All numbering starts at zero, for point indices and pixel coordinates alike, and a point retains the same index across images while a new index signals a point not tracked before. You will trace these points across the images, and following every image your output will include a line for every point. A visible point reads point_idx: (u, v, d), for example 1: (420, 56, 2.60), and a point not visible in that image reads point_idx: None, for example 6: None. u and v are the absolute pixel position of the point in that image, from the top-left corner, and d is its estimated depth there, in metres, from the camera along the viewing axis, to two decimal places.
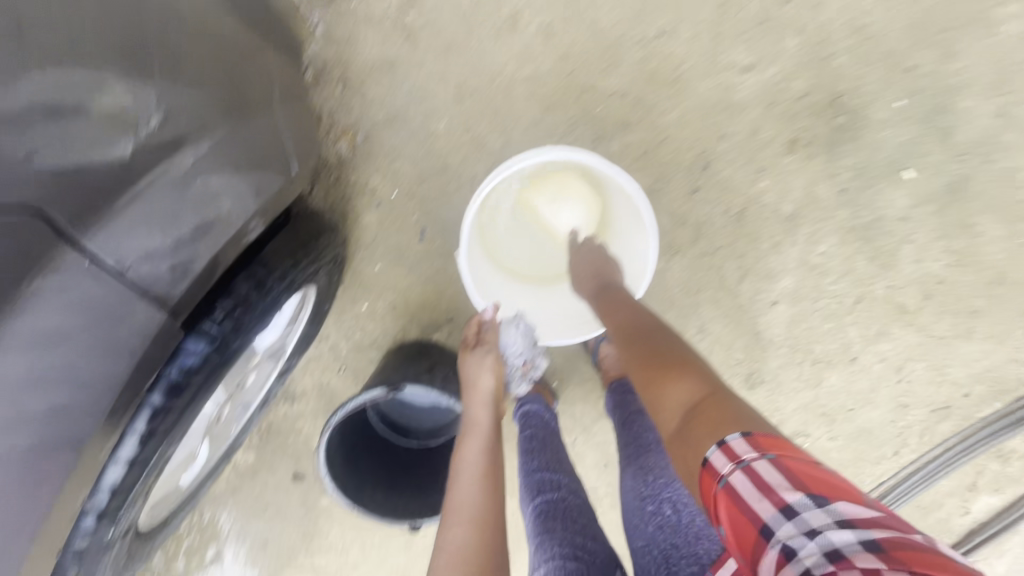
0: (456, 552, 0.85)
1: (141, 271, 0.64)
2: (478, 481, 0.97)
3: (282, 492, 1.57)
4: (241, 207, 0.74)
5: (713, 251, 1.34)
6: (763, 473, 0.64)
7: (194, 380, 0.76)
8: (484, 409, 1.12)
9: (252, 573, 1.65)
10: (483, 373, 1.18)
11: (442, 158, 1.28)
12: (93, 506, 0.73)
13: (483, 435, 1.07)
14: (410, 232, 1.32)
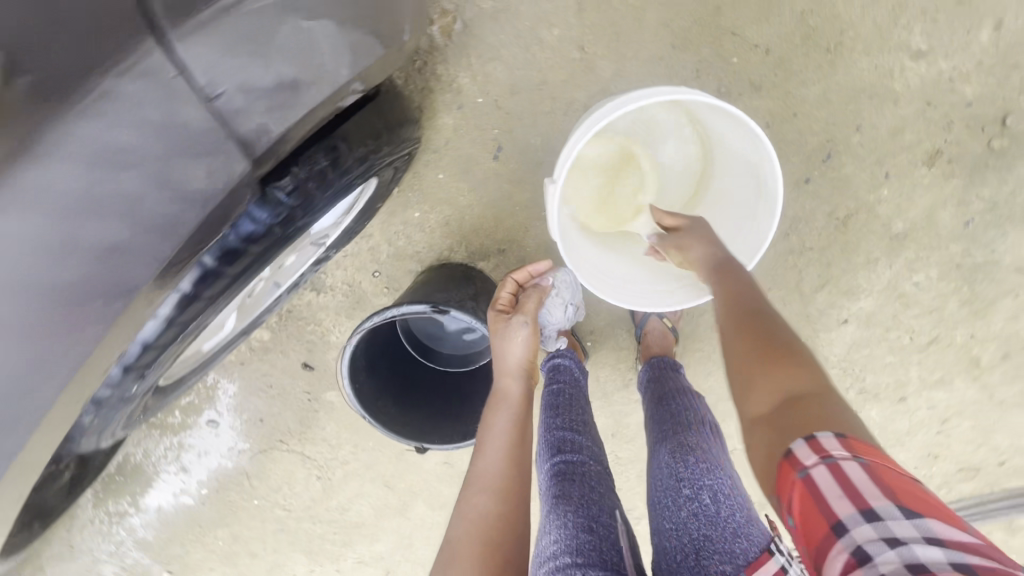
0: (474, 524, 0.85)
1: (232, 103, 0.53)
2: (505, 451, 0.95)
3: (288, 376, 1.55)
4: (347, 60, 0.63)
5: (801, 251, 1.22)
6: (852, 479, 0.52)
7: (251, 248, 0.67)
8: (514, 380, 1.07)
9: (244, 442, 1.68)
10: (515, 345, 1.08)
11: (542, 73, 1.13)
12: (122, 359, 0.65)
13: (512, 406, 1.03)
14: (485, 146, 1.19)
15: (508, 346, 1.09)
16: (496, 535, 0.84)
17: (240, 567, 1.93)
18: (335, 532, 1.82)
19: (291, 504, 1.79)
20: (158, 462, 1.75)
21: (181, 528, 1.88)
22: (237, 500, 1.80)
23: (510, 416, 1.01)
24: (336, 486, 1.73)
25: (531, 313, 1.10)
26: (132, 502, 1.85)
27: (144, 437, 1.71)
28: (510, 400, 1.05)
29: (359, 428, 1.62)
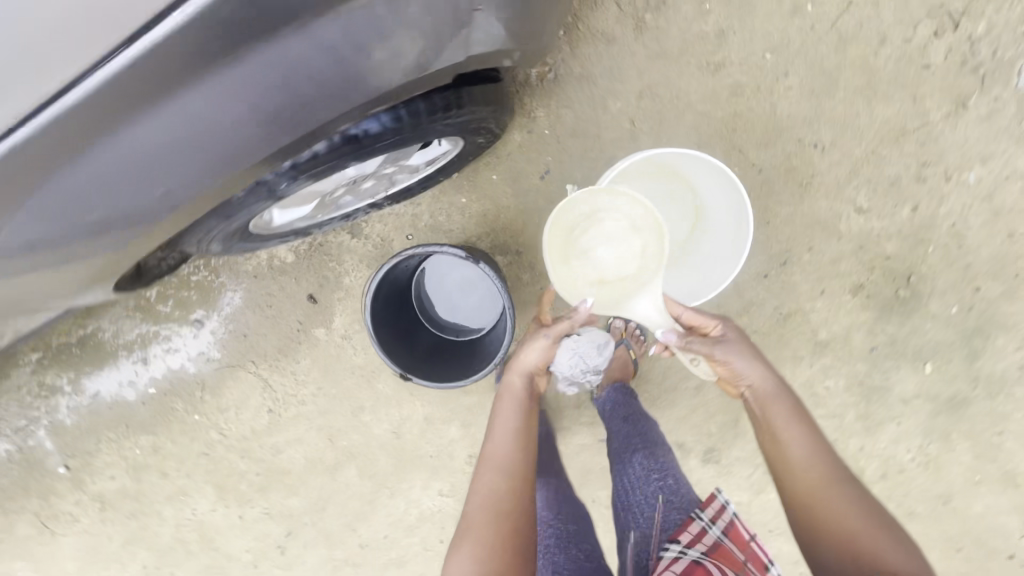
0: (485, 499, 1.14)
1: (480, 17, 0.87)
2: (512, 433, 1.23)
3: (289, 302, 1.68)
4: (530, 31, 1.00)
5: (748, 330, 1.52)
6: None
7: (400, 127, 0.98)
8: (519, 377, 1.32)
9: (216, 352, 1.75)
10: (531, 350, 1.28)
11: (599, 129, 1.45)
12: (296, 158, 0.92)
13: (516, 399, 1.29)
14: (536, 167, 1.49)
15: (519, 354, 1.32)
16: (503, 507, 1.12)
17: (145, 482, 1.89)
18: (258, 473, 1.84)
19: (228, 431, 1.81)
20: (122, 347, 1.78)
21: (107, 423, 1.86)
22: (178, 410, 1.81)
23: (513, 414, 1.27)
24: (282, 424, 1.79)
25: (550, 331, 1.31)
26: (73, 380, 1.84)
27: (122, 318, 1.76)
28: (515, 392, 1.31)
29: (329, 374, 1.73)
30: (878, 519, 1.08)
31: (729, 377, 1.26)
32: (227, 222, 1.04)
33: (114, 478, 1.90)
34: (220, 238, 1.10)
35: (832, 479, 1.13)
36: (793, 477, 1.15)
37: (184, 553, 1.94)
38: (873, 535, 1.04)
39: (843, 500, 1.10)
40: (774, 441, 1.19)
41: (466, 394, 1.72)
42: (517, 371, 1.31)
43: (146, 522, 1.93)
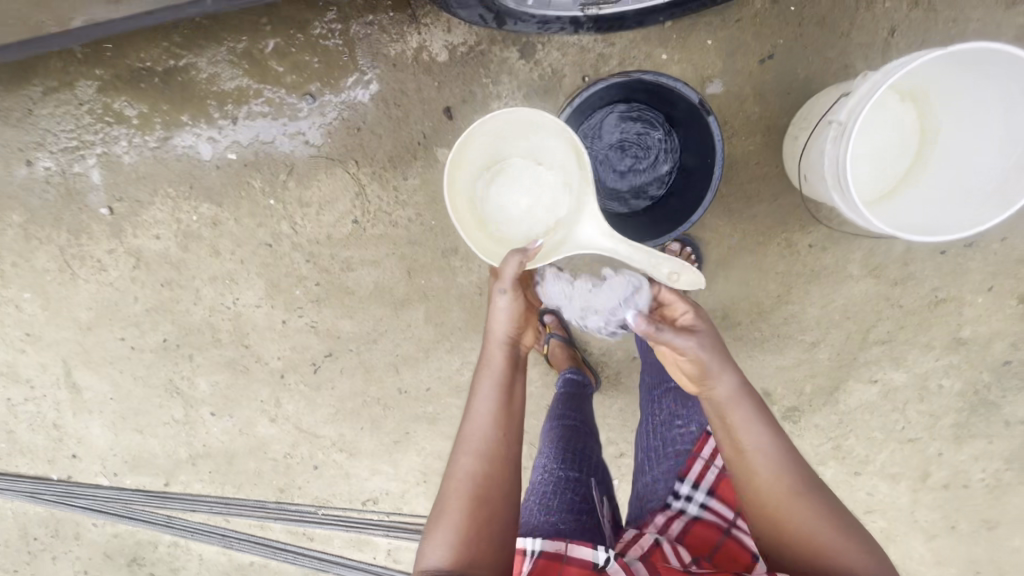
0: (462, 482, 1.05)
1: None
2: (492, 416, 1.09)
3: (421, 108, 1.47)
4: None
5: (894, 302, 1.43)
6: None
7: None
8: (497, 349, 1.14)
9: (318, 136, 1.54)
10: (496, 321, 1.13)
11: (851, 27, 1.25)
12: None
13: (496, 372, 1.12)
14: (761, 47, 1.28)
15: (491, 324, 1.14)
16: (482, 493, 1.04)
17: (192, 253, 1.72)
18: (318, 284, 1.69)
19: (301, 229, 1.64)
20: (212, 95, 1.54)
21: (169, 177, 1.65)
22: (253, 188, 1.62)
23: (496, 386, 1.11)
24: (361, 241, 1.62)
25: (509, 283, 1.09)
26: (143, 114, 1.60)
27: (221, 60, 1.51)
28: (490, 367, 1.13)
29: (435, 203, 1.56)
30: (831, 504, 0.98)
31: (696, 369, 1.01)
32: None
33: (159, 238, 1.72)
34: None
35: (790, 482, 0.98)
36: (753, 487, 0.99)
37: (209, 341, 1.81)
38: (826, 531, 0.95)
39: (800, 502, 0.97)
40: (746, 453, 1.00)
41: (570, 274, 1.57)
42: (494, 338, 1.14)
43: (180, 296, 1.78)
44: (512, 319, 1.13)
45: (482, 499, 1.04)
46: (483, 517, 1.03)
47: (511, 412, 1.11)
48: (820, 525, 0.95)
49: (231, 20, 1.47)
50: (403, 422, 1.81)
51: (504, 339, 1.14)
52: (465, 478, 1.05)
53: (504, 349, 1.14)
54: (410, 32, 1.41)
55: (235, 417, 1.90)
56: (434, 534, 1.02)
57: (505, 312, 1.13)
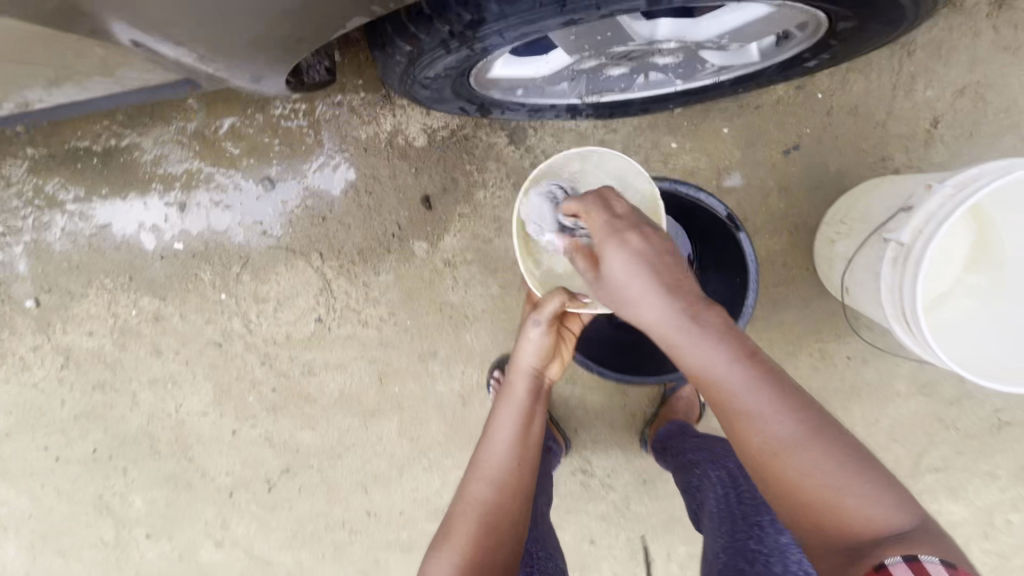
0: (472, 514, 0.78)
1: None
2: (513, 451, 0.84)
3: (396, 197, 1.29)
4: None
5: (949, 424, 1.21)
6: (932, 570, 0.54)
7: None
8: (524, 379, 0.89)
9: (279, 225, 1.34)
10: (525, 345, 0.89)
11: (887, 118, 1.09)
12: None
13: (522, 403, 0.87)
14: (785, 136, 1.12)
15: (520, 350, 0.90)
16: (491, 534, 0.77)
17: (131, 352, 1.49)
18: (275, 389, 1.45)
19: (257, 327, 1.42)
20: (158, 179, 1.35)
21: (106, 267, 1.43)
22: (203, 282, 1.41)
23: (520, 413, 0.87)
24: (325, 341, 1.40)
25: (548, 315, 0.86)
26: (78, 198, 1.39)
27: (171, 142, 1.32)
28: (516, 396, 0.88)
29: (410, 301, 1.35)
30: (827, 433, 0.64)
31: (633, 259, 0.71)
32: (486, 42, 0.68)
33: (92, 335, 1.48)
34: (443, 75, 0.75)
35: (783, 424, 0.65)
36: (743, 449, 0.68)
37: (147, 452, 1.55)
38: (867, 507, 0.61)
39: (807, 460, 0.64)
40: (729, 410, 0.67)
41: (566, 384, 1.34)
42: (520, 365, 0.89)
43: (114, 400, 1.52)
44: (544, 350, 0.90)
45: (495, 542, 0.77)
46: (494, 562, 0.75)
47: (534, 444, 0.86)
48: (859, 491, 0.62)
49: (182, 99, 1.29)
50: (371, 551, 1.52)
51: (533, 367, 0.90)
52: (476, 510, 0.79)
53: (531, 380, 0.90)
54: (384, 114, 1.24)
55: (173, 542, 1.60)
56: (430, 566, 0.75)
57: (539, 343, 0.90)
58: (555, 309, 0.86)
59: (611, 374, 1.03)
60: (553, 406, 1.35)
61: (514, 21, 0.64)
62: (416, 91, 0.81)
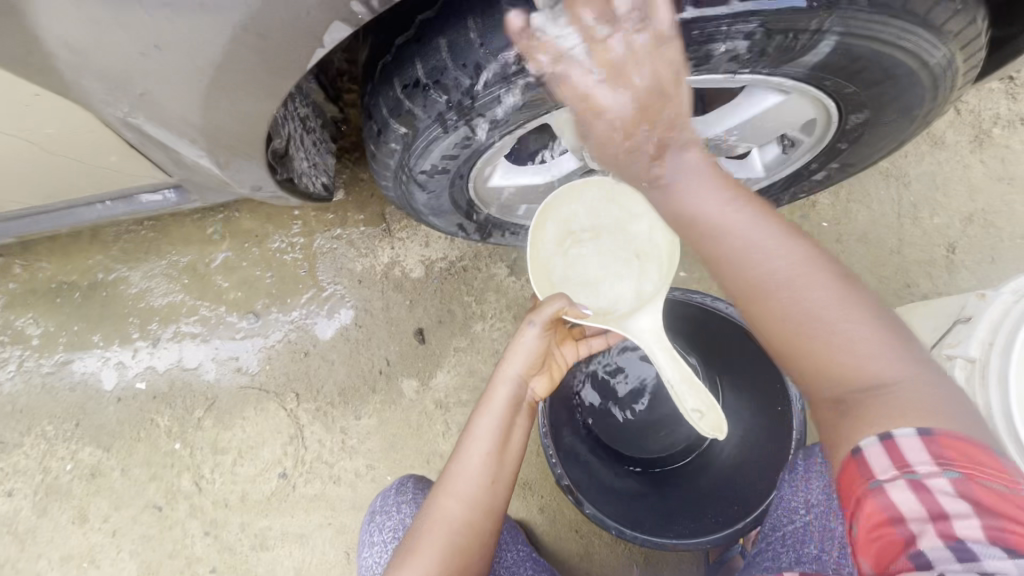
0: (438, 535, 0.63)
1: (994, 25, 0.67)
2: (489, 473, 0.67)
3: (387, 330, 1.19)
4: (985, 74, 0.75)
5: None
6: (906, 448, 0.44)
7: (820, 76, 0.64)
8: (505, 387, 0.70)
9: (257, 362, 1.22)
10: (514, 354, 0.71)
11: (899, 245, 1.06)
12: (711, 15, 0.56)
13: (500, 417, 0.69)
14: None
15: (507, 355, 0.71)
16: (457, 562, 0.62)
17: (52, 517, 1.23)
18: (214, 570, 1.16)
19: (208, 485, 1.20)
20: (137, 313, 1.28)
21: (53, 410, 1.27)
22: (157, 428, 1.23)
23: (502, 428, 0.69)
24: (286, 504, 1.17)
25: (552, 315, 0.70)
26: (46, 334, 1.30)
27: (161, 276, 1.28)
28: (493, 407, 0.69)
29: (393, 451, 1.15)
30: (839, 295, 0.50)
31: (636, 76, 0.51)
32: (486, 114, 0.62)
33: (10, 496, 1.24)
34: (437, 164, 0.68)
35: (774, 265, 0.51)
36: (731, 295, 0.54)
37: None
38: (865, 360, 0.48)
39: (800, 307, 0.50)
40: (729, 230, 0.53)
41: (580, 560, 1.06)
42: (504, 372, 0.71)
43: None
44: (535, 358, 0.72)
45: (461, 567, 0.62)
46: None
47: (509, 469, 0.68)
48: (860, 345, 0.49)
49: (181, 234, 1.29)
50: None
51: (520, 375, 0.71)
52: (447, 532, 0.63)
53: (515, 389, 0.71)
54: (382, 247, 1.22)
55: None
56: None
57: (532, 351, 0.71)
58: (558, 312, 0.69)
59: (649, 540, 0.77)
60: None
61: (521, 79, 0.58)
62: (410, 191, 0.74)
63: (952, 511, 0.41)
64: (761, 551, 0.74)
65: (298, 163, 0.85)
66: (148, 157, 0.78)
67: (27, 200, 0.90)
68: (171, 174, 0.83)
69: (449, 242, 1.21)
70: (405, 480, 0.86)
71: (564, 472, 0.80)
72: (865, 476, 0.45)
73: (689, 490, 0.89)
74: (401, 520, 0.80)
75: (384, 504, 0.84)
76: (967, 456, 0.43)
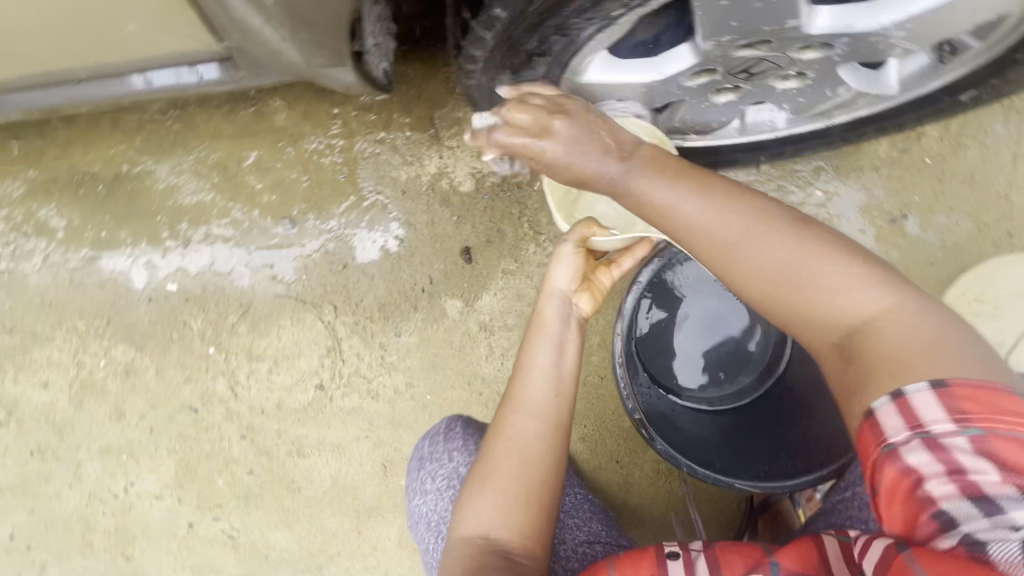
0: (513, 453, 0.61)
1: None
2: (553, 389, 0.63)
3: (432, 245, 1.12)
4: None
5: None
6: (921, 404, 0.43)
7: None
8: (555, 306, 0.68)
9: (293, 269, 1.16)
10: (553, 275, 0.68)
11: (1009, 189, 0.96)
12: None
13: (556, 335, 0.66)
14: (893, 201, 0.98)
15: (550, 272, 0.69)
16: (529, 479, 0.60)
17: (88, 410, 1.23)
18: (251, 471, 1.18)
19: (243, 391, 1.18)
20: (166, 211, 1.20)
21: (83, 307, 1.23)
22: (191, 331, 1.20)
23: (559, 343, 0.66)
24: (323, 415, 1.16)
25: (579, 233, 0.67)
26: (71, 227, 1.23)
27: (192, 172, 1.20)
28: (548, 326, 0.67)
29: (433, 370, 1.12)
30: (828, 245, 0.51)
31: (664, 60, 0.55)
32: None
33: (46, 387, 1.24)
34: (542, 43, 0.58)
35: (834, 271, 0.50)
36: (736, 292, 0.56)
37: (74, 546, 1.22)
38: (858, 292, 0.50)
39: (796, 267, 0.51)
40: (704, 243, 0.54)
41: (619, 489, 1.06)
42: (551, 289, 0.69)
43: (51, 471, 1.23)
44: (580, 273, 0.69)
45: (540, 479, 0.60)
46: (545, 504, 0.59)
47: (570, 377, 0.65)
48: (854, 287, 0.50)
49: (210, 127, 1.19)
50: None
51: (564, 291, 0.69)
52: (519, 447, 0.61)
53: (565, 307, 0.68)
54: (429, 155, 1.12)
55: None
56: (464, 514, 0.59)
57: (576, 265, 0.69)
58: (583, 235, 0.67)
59: (724, 479, 0.72)
60: None
61: None
62: (498, 80, 0.64)
63: (968, 466, 0.41)
64: (844, 500, 0.68)
65: (369, 36, 0.77)
66: (198, 12, 0.68)
67: (54, 65, 0.81)
68: (223, 38, 0.74)
69: (502, 154, 1.11)
70: (452, 424, 0.84)
71: (636, 406, 0.74)
72: (878, 441, 0.44)
73: (761, 433, 0.84)
74: (454, 468, 0.78)
75: (434, 451, 0.82)
76: (982, 405, 0.42)
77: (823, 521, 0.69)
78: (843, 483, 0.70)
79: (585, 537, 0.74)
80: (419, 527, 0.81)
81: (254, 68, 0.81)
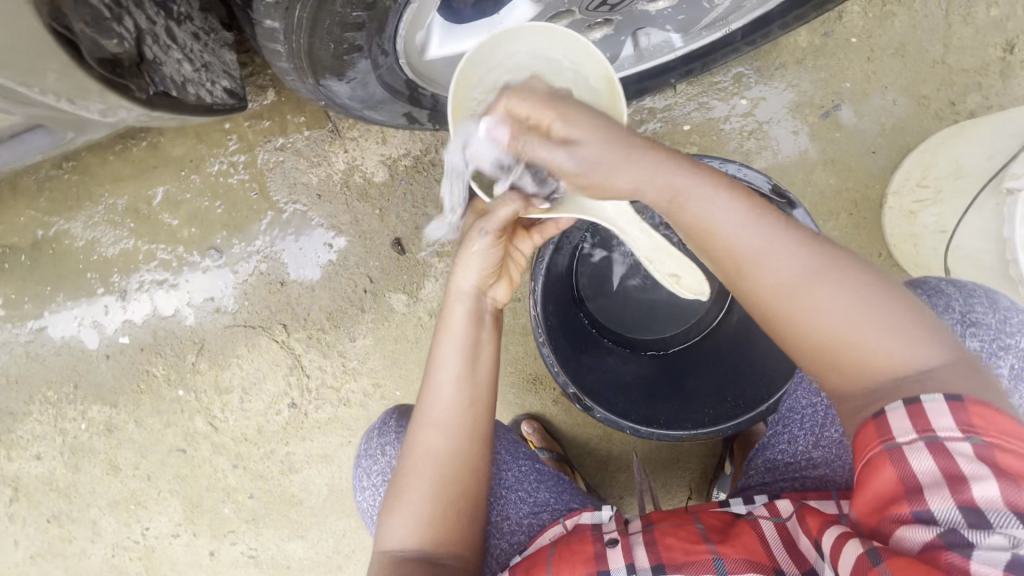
0: (423, 467, 0.60)
1: None
2: (461, 399, 0.61)
3: (364, 242, 1.08)
4: None
5: None
6: (932, 413, 0.46)
7: None
8: (460, 306, 0.62)
9: (234, 296, 1.14)
10: (462, 266, 0.63)
11: (942, 52, 0.88)
12: None
13: (461, 339, 0.62)
14: (822, 93, 0.90)
15: (458, 266, 0.63)
16: (446, 493, 0.60)
17: (86, 471, 1.25)
18: (252, 496, 1.21)
19: (222, 424, 1.20)
20: (93, 267, 1.17)
21: (47, 378, 1.23)
22: (155, 378, 1.20)
23: (469, 344, 0.62)
24: (302, 430, 1.17)
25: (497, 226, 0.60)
26: (9, 303, 1.21)
27: (106, 221, 1.15)
28: (453, 331, 0.62)
29: (395, 367, 1.12)
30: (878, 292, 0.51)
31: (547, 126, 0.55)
32: None
33: (39, 459, 1.25)
34: (339, 40, 0.56)
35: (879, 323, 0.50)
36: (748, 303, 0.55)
37: None
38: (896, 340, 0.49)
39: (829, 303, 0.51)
40: (704, 234, 0.55)
41: (600, 441, 1.07)
42: (459, 283, 0.63)
43: (71, 534, 1.27)
44: (492, 266, 0.62)
45: (451, 493, 0.60)
46: (459, 517, 0.60)
47: (486, 384, 0.62)
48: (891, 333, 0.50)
49: (109, 171, 1.13)
50: None
51: (476, 287, 0.63)
52: (432, 462, 0.60)
53: (472, 303, 0.63)
54: (335, 152, 1.06)
55: None
56: (382, 532, 0.60)
57: (487, 260, 0.62)
58: (509, 218, 0.60)
59: (666, 434, 0.73)
60: (587, 472, 1.08)
61: None
62: (327, 85, 0.63)
63: (969, 473, 0.43)
64: (774, 435, 0.70)
65: (171, 70, 0.77)
66: None
67: None
68: (18, 112, 0.69)
69: (410, 134, 1.06)
70: (388, 417, 0.81)
71: (568, 380, 0.74)
72: (883, 438, 0.48)
73: (707, 371, 0.84)
74: (388, 462, 0.77)
75: (370, 446, 0.80)
76: (991, 425, 0.45)
77: (760, 456, 0.71)
78: (778, 416, 0.71)
79: (529, 509, 0.73)
80: (365, 519, 0.82)
81: (73, 125, 0.78)
